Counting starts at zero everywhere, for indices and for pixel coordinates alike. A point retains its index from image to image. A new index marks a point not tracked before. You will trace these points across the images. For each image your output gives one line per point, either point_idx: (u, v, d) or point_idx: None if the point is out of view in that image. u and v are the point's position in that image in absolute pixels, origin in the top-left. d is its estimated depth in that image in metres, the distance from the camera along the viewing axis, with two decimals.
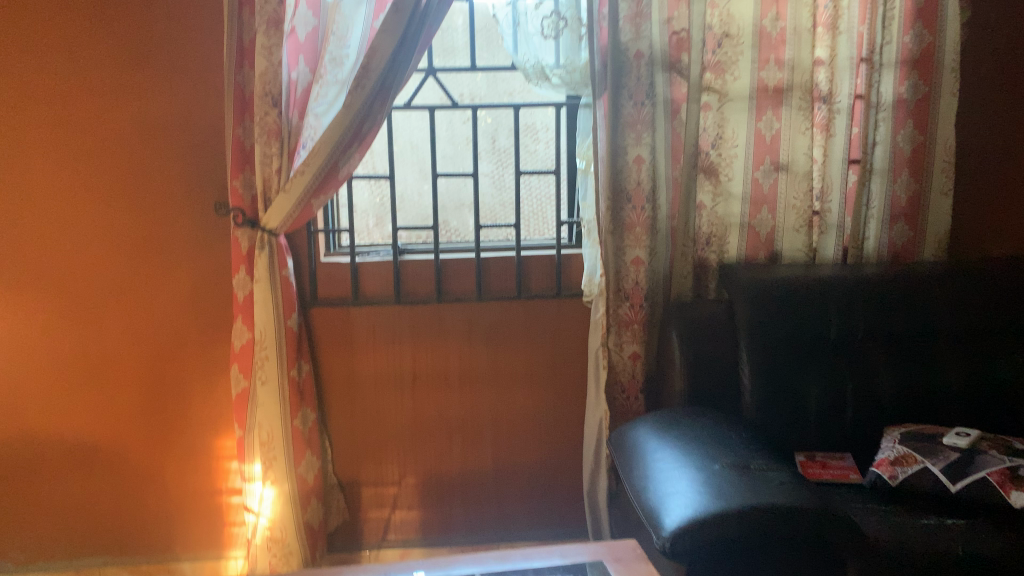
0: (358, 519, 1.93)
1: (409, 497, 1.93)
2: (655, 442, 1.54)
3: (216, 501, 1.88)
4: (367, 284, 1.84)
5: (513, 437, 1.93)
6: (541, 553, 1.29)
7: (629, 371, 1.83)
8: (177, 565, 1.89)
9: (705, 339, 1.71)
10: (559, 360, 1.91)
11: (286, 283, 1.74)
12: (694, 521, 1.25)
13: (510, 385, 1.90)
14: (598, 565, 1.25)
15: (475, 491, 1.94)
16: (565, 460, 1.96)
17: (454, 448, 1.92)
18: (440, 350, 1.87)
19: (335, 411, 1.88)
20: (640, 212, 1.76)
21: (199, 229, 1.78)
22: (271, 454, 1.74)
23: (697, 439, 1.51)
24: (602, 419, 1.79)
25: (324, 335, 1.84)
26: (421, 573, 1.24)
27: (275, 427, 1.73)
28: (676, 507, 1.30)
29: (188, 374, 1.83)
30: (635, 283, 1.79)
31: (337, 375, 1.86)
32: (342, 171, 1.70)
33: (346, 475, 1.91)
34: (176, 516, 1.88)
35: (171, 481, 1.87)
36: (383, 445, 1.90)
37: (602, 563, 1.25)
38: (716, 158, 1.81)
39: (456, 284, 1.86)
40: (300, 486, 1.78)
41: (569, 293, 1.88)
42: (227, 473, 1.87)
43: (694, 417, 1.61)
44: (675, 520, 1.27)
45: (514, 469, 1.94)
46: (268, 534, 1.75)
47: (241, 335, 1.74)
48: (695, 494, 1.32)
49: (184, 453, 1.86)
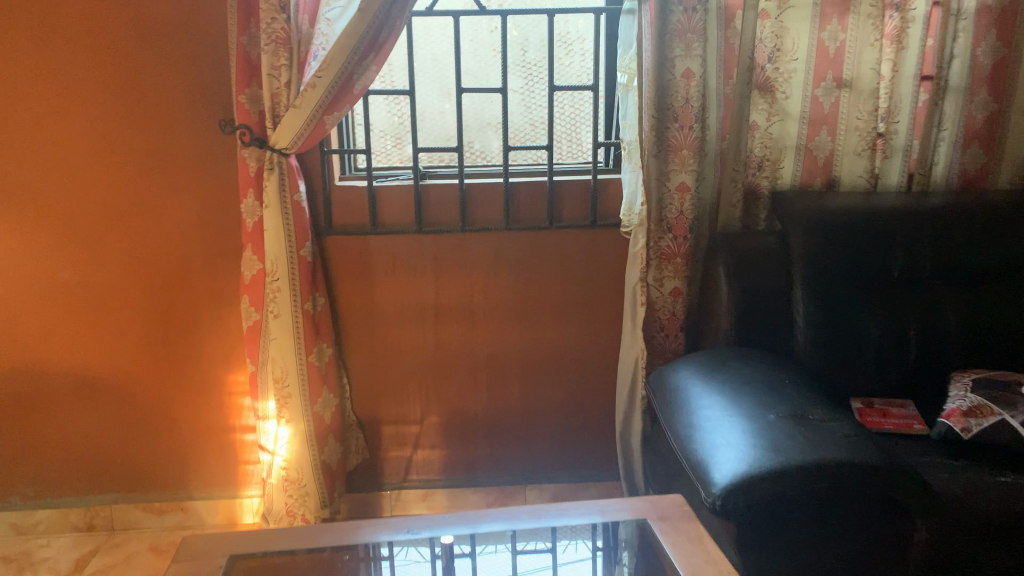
0: (378, 458, 1.83)
1: (431, 436, 1.82)
2: (700, 387, 1.41)
3: (230, 438, 1.79)
4: (386, 211, 1.69)
5: (542, 376, 1.81)
6: (574, 506, 1.18)
7: (669, 308, 1.69)
8: (190, 504, 1.81)
9: (755, 275, 1.57)
10: (593, 295, 1.77)
11: (299, 209, 1.61)
12: (748, 478, 1.13)
13: (540, 320, 1.77)
14: (641, 524, 1.14)
15: (501, 431, 1.84)
16: (597, 400, 1.84)
17: (479, 385, 1.80)
18: (464, 282, 1.74)
19: (353, 346, 1.76)
20: (686, 132, 1.59)
21: (204, 149, 1.63)
22: (285, 392, 1.63)
23: (747, 384, 1.38)
24: (638, 358, 1.67)
25: (340, 265, 1.71)
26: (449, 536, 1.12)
27: (288, 363, 1.62)
28: (727, 461, 1.18)
29: (196, 307, 1.71)
30: (679, 213, 1.63)
31: (354, 309, 1.74)
32: (357, 86, 1.54)
33: (365, 413, 1.80)
34: (188, 453, 1.79)
35: (182, 418, 1.77)
36: (404, 381, 1.79)
37: (646, 522, 1.14)
38: (772, 73, 1.63)
39: (483, 211, 1.70)
40: (317, 425, 1.68)
41: (604, 224, 1.72)
42: (240, 409, 1.77)
43: (742, 359, 1.48)
44: (727, 476, 1.15)
45: (542, 409, 1.83)
46: (284, 474, 1.66)
47: (251, 267, 1.62)
48: (748, 446, 1.20)
49: (195, 388, 1.76)
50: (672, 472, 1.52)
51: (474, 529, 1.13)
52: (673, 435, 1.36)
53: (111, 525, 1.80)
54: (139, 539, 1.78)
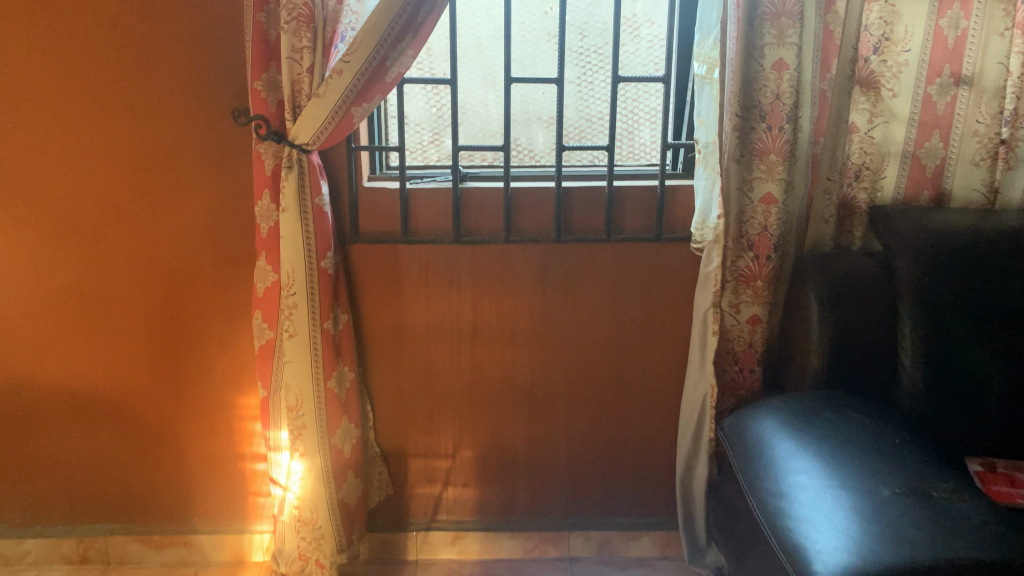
0: (403, 495, 1.62)
1: (464, 472, 1.61)
2: (789, 443, 1.18)
3: (238, 467, 1.59)
4: (420, 217, 1.47)
5: (592, 410, 1.58)
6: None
7: (745, 339, 1.45)
8: (193, 538, 1.62)
9: (852, 307, 1.33)
10: (654, 320, 1.53)
11: (321, 214, 1.40)
12: None
13: (591, 347, 1.55)
14: None
15: (543, 469, 1.62)
16: (654, 439, 1.61)
17: (520, 417, 1.58)
18: (507, 301, 1.52)
19: (379, 369, 1.55)
20: (775, 135, 1.35)
21: (215, 143, 1.43)
22: (298, 423, 1.42)
23: (851, 446, 1.13)
24: (707, 395, 1.45)
25: (365, 277, 1.50)
26: None
27: (303, 390, 1.41)
28: (831, 553, 0.94)
29: (204, 320, 1.51)
30: (762, 229, 1.40)
31: (380, 327, 1.53)
32: (390, 73, 1.31)
33: (390, 444, 1.59)
34: (192, 482, 1.60)
35: (185, 443, 1.58)
36: (434, 410, 1.58)
37: None
38: (878, 66, 1.37)
39: (531, 220, 1.47)
40: (335, 460, 1.47)
41: (670, 238, 1.47)
42: (250, 436, 1.57)
43: (840, 412, 1.23)
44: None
45: (591, 446, 1.61)
46: (296, 514, 1.47)
47: (265, 279, 1.42)
48: (858, 533, 0.96)
49: (201, 411, 1.56)
50: (748, 541, 1.28)
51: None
52: (760, 510, 1.12)
53: (106, 558, 1.62)
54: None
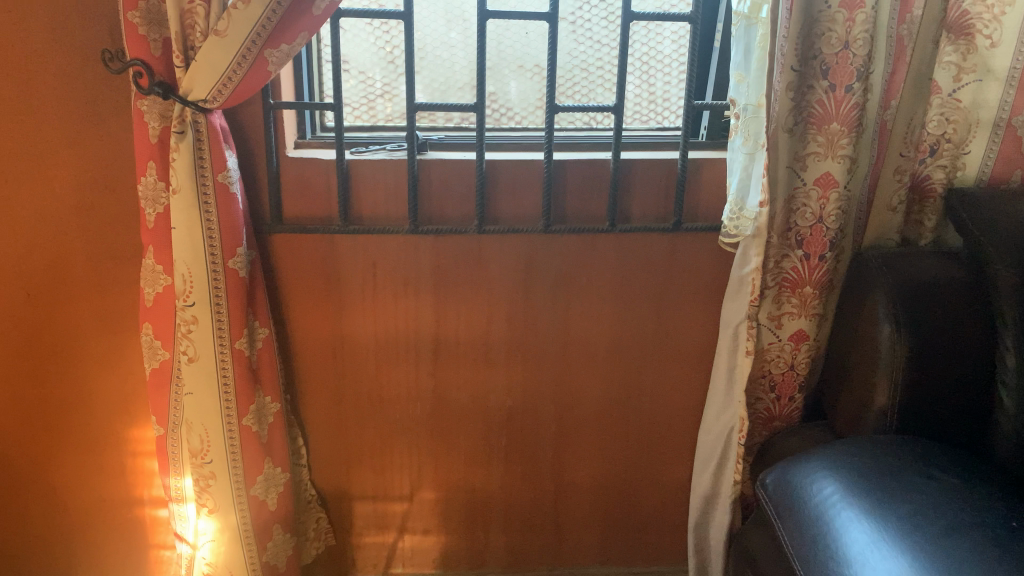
0: (347, 545, 1.32)
1: (425, 516, 1.30)
2: (865, 526, 0.86)
3: (136, 514, 1.26)
4: (363, 199, 1.10)
5: (585, 442, 1.27)
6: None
7: (785, 361, 1.14)
8: None
9: (934, 331, 1.01)
10: (666, 331, 1.21)
11: (228, 197, 1.02)
12: None
13: (586, 366, 1.22)
14: None
15: (523, 512, 1.32)
16: (659, 473, 1.30)
17: (494, 450, 1.27)
18: (481, 310, 1.17)
19: (314, 392, 1.21)
20: (841, 97, 1.00)
21: (82, 96, 1.04)
22: (206, 472, 1.08)
23: (959, 545, 0.82)
24: (733, 429, 1.15)
25: (293, 277, 1.14)
26: None
27: (210, 431, 1.06)
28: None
29: (79, 333, 1.15)
30: (816, 221, 1.07)
31: (315, 340, 1.18)
32: (321, 4, 0.93)
33: (331, 485, 1.27)
34: (74, 536, 1.26)
35: (65, 487, 1.23)
36: (386, 443, 1.25)
37: None
38: (974, 5, 1.02)
39: (512, 205, 1.12)
40: (256, 515, 1.14)
41: (691, 228, 1.13)
42: (148, 476, 1.24)
43: (924, 475, 0.92)
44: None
45: (580, 484, 1.30)
46: None
47: (155, 283, 1.05)
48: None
49: (84, 446, 1.21)
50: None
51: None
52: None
53: None
54: None
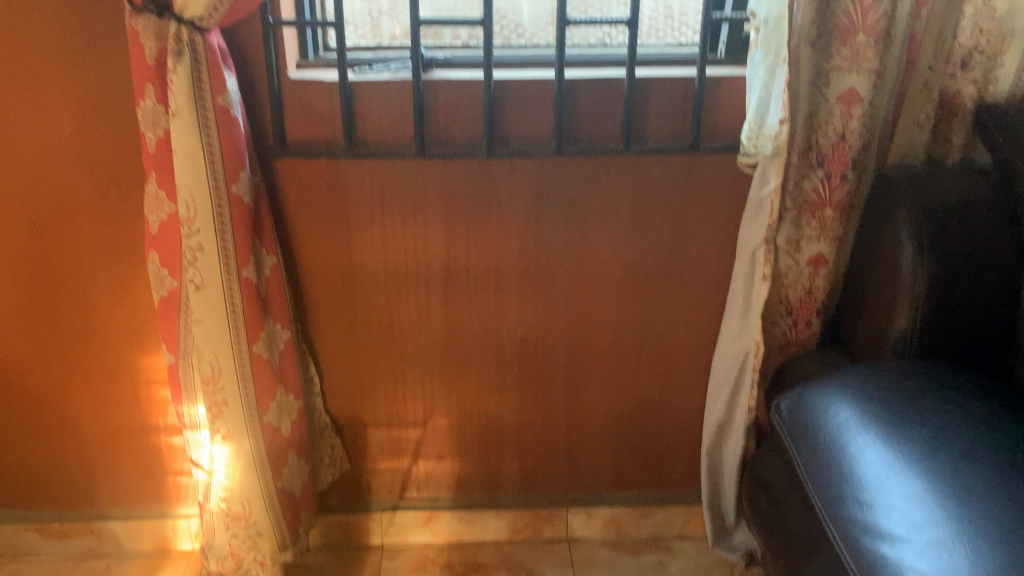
0: (362, 471, 1.33)
1: (438, 442, 1.31)
2: (879, 449, 0.85)
3: (152, 442, 1.27)
4: (367, 122, 1.07)
5: (599, 369, 1.26)
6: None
7: (803, 285, 1.11)
8: (102, 525, 1.32)
9: (959, 252, 0.97)
10: (682, 256, 1.18)
11: (229, 120, 0.99)
12: None
13: (599, 293, 1.20)
14: None
15: (536, 438, 1.32)
16: (673, 399, 1.30)
17: (506, 377, 1.26)
18: (491, 236, 1.15)
19: (324, 320, 1.20)
20: (868, 6, 0.94)
21: (73, 15, 1.00)
22: (218, 399, 1.07)
23: (977, 469, 0.80)
24: (749, 354, 1.13)
25: (299, 203, 1.12)
26: None
27: (221, 358, 1.06)
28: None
29: (87, 262, 1.14)
30: (838, 139, 1.02)
31: (324, 268, 1.16)
32: None
33: (345, 412, 1.28)
34: (95, 462, 1.28)
35: (82, 414, 1.24)
36: (398, 371, 1.24)
37: None
38: None
39: (522, 126, 1.08)
40: (270, 441, 1.15)
41: (709, 148, 1.09)
42: (162, 404, 1.24)
43: (943, 399, 0.90)
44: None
45: (594, 410, 1.30)
46: (225, 508, 1.14)
47: (159, 209, 1.03)
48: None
49: (98, 375, 1.22)
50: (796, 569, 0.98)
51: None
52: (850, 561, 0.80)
53: None
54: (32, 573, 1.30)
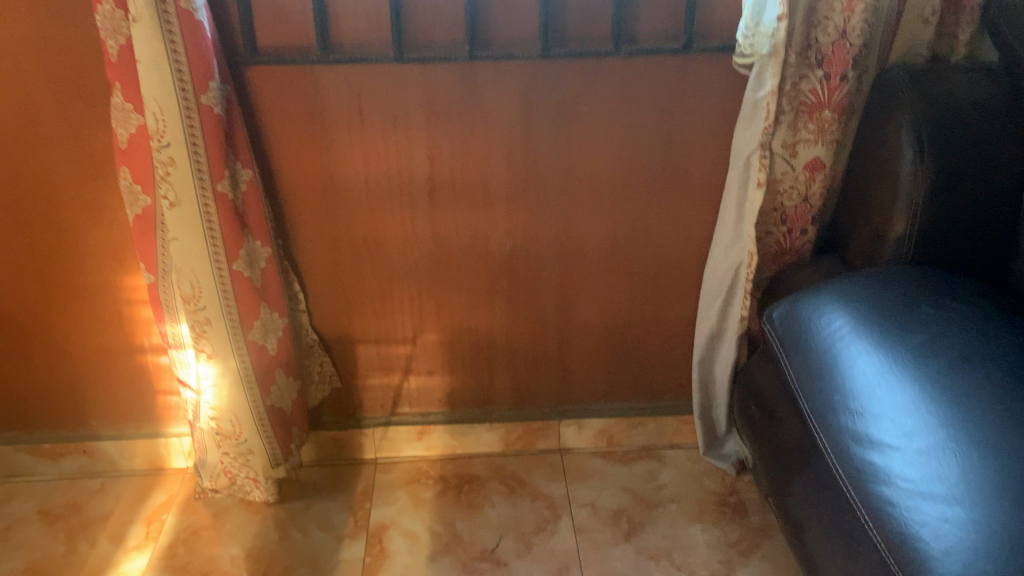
0: (352, 388, 1.32)
1: (428, 358, 1.30)
2: (871, 356, 0.84)
3: (138, 363, 1.26)
4: (342, 25, 1.01)
5: (590, 282, 1.24)
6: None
7: (799, 192, 1.08)
8: (94, 445, 1.32)
9: (962, 154, 0.93)
10: (675, 164, 1.14)
11: (193, 24, 0.92)
12: None
13: (590, 204, 1.17)
14: None
15: (527, 352, 1.31)
16: (665, 311, 1.28)
17: (496, 291, 1.24)
18: (476, 145, 1.10)
19: (307, 236, 1.17)
20: None
21: None
22: (200, 318, 1.06)
23: (971, 375, 0.79)
24: (742, 264, 1.11)
25: (275, 113, 1.07)
26: None
27: (201, 277, 1.03)
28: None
29: (58, 180, 1.09)
30: (839, 37, 0.97)
31: (304, 182, 1.12)
32: None
33: (332, 329, 1.26)
34: (83, 383, 1.27)
35: (66, 335, 1.23)
36: (385, 286, 1.22)
37: None
38: None
39: (507, 27, 1.02)
40: (257, 359, 1.13)
41: (703, 49, 1.04)
42: (146, 324, 1.22)
43: (938, 304, 0.88)
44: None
45: (585, 323, 1.28)
46: (215, 427, 1.15)
47: (128, 122, 0.99)
48: (1005, 543, 0.65)
49: (78, 296, 1.19)
50: (788, 476, 0.98)
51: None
52: (842, 471, 0.81)
53: None
54: (27, 492, 1.31)
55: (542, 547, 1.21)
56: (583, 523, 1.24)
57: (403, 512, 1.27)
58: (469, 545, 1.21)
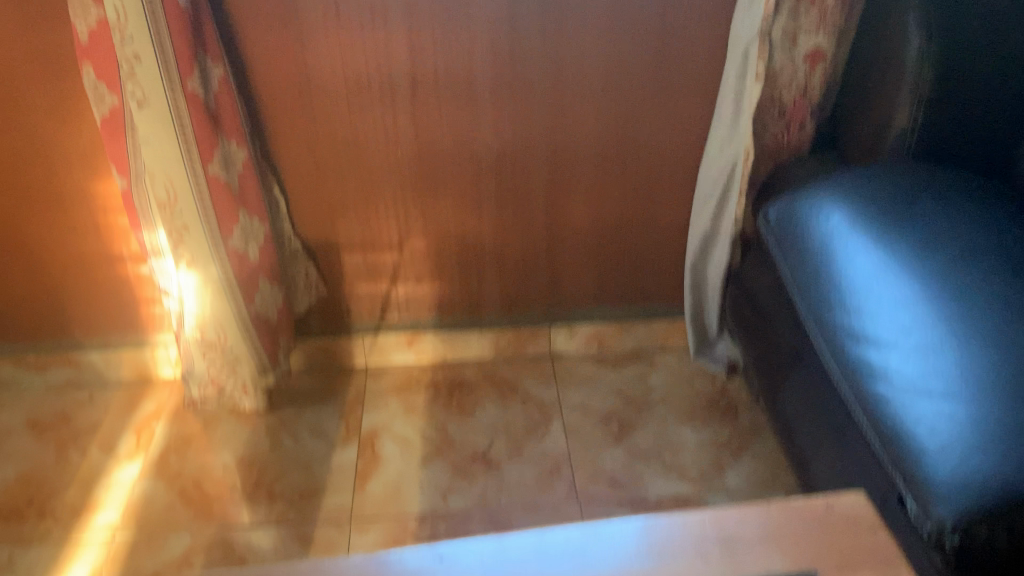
0: (339, 296, 1.30)
1: (415, 264, 1.27)
2: (869, 253, 0.82)
3: (118, 272, 1.23)
4: None
5: (580, 183, 1.20)
6: (621, 523, 0.66)
7: (799, 84, 1.04)
8: (80, 355, 1.30)
9: (971, 39, 0.88)
10: (669, 57, 1.08)
11: None
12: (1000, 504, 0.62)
13: (580, 101, 1.12)
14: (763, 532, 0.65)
15: (516, 257, 1.28)
16: (657, 213, 1.25)
17: (483, 194, 1.20)
18: (460, 39, 1.04)
19: (285, 139, 1.12)
20: None
21: None
22: (177, 225, 1.02)
23: (968, 274, 0.78)
24: (737, 161, 1.07)
25: (244, 5, 1.00)
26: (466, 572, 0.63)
27: (175, 181, 0.99)
28: (958, 472, 0.64)
29: (18, 81, 1.03)
30: None
31: (279, 80, 1.07)
32: None
33: (316, 236, 1.23)
34: (63, 293, 1.25)
35: (41, 245, 1.19)
36: (368, 190, 1.18)
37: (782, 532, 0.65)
38: None
39: None
40: (239, 266, 1.11)
41: None
42: (124, 232, 1.18)
43: (937, 201, 0.86)
44: (961, 517, 0.62)
45: (575, 227, 1.25)
46: (199, 336, 1.13)
47: (87, 15, 0.92)
48: (999, 436, 0.64)
49: (50, 204, 1.15)
50: (780, 376, 0.98)
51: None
52: (834, 365, 0.79)
53: None
54: (15, 403, 1.30)
55: (533, 450, 1.21)
56: (573, 426, 1.25)
57: (394, 418, 1.27)
58: (461, 449, 1.21)
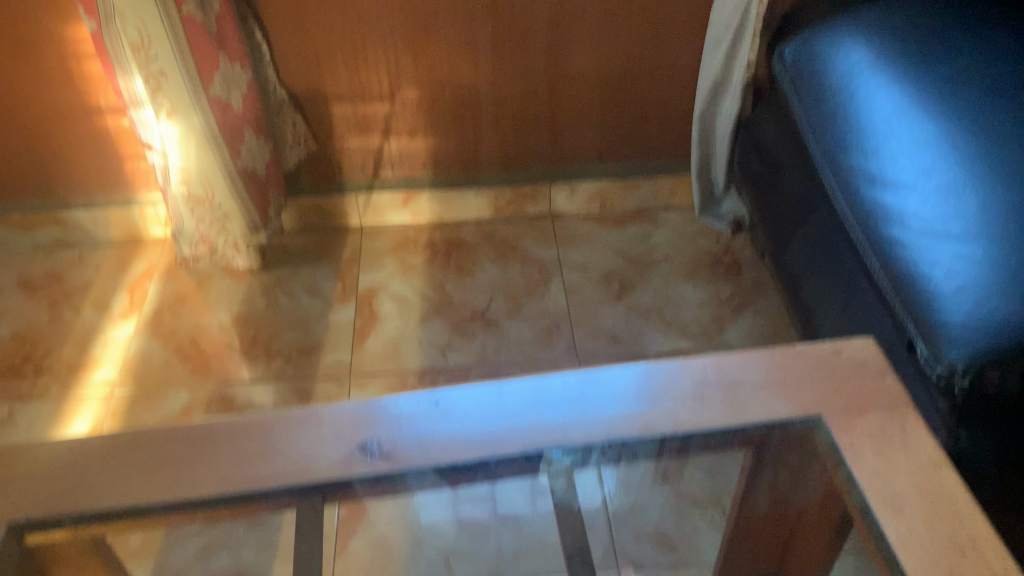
0: (330, 151, 1.25)
1: (408, 116, 1.21)
2: (891, 94, 0.76)
3: (97, 125, 1.17)
4: None
5: (583, 27, 1.12)
6: (621, 368, 0.64)
7: None
8: (66, 214, 1.27)
9: None
10: None
11: None
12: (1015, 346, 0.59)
13: None
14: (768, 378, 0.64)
15: (515, 109, 1.22)
16: (663, 60, 1.18)
17: (479, 39, 1.12)
18: None
19: None
20: None
21: None
22: (153, 70, 0.96)
23: (999, 107, 0.72)
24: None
25: None
26: (466, 420, 0.61)
27: (147, 23, 0.92)
28: (972, 315, 0.61)
29: None
30: None
31: None
32: None
33: (303, 86, 1.16)
34: (42, 149, 1.19)
35: (13, 97, 1.13)
36: (355, 35, 1.10)
37: (789, 378, 0.63)
38: None
39: None
40: (222, 117, 1.05)
41: None
42: (100, 82, 1.12)
43: (971, 35, 0.79)
44: (972, 360, 0.60)
45: (577, 76, 1.18)
46: (186, 191, 1.09)
47: None
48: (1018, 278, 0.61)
49: (19, 51, 1.08)
50: (788, 230, 0.94)
51: (492, 456, 0.60)
52: (848, 213, 0.76)
53: None
54: (4, 263, 1.27)
55: (533, 307, 1.19)
56: (574, 284, 1.23)
57: (392, 277, 1.25)
58: (459, 306, 1.20)
